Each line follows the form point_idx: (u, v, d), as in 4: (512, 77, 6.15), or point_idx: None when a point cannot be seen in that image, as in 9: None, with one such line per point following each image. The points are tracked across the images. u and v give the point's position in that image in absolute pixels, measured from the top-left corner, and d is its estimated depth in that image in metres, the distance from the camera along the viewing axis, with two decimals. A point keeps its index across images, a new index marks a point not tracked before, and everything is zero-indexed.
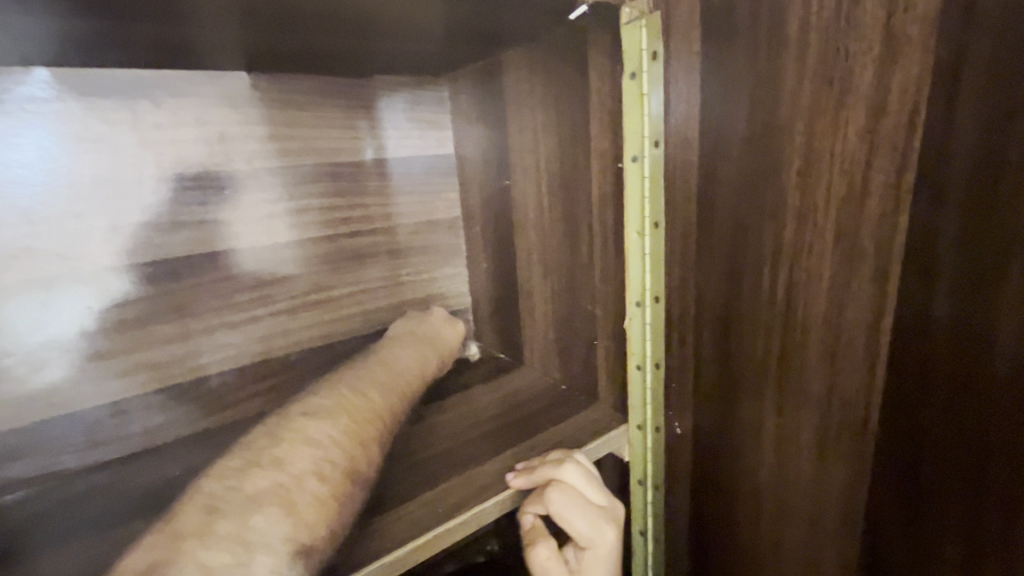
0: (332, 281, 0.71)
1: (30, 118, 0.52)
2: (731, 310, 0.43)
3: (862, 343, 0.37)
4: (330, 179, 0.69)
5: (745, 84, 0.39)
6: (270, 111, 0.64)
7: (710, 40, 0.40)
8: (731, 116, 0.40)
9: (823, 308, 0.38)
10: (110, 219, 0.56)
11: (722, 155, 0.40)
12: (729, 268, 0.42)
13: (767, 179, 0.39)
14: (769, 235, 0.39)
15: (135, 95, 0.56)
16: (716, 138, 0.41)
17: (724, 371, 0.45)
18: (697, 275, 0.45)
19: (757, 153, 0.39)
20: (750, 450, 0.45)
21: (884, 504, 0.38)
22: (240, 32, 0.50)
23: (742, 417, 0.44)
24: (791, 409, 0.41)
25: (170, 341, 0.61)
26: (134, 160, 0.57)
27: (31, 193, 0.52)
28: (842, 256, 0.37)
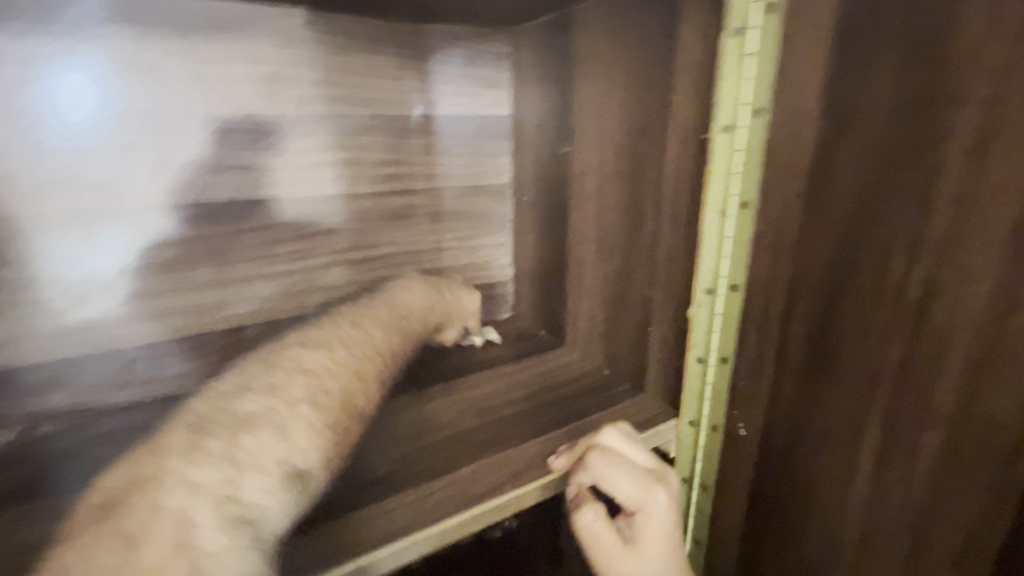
0: (374, 241, 0.67)
1: (83, 42, 0.49)
2: (837, 306, 0.38)
3: (1018, 354, 0.31)
4: (381, 133, 0.65)
5: (900, 52, 0.33)
6: (324, 54, 0.60)
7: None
8: (876, 88, 0.35)
9: (971, 308, 0.32)
10: (158, 155, 0.54)
11: (854, 128, 0.36)
12: (844, 258, 0.37)
13: (916, 159, 0.33)
14: (906, 223, 0.34)
15: (188, 26, 0.53)
16: (851, 111, 0.36)
17: (821, 372, 0.40)
18: (793, 267, 0.40)
19: (905, 132, 0.34)
20: (842, 456, 0.40)
21: (1020, 544, 0.32)
22: None
23: (837, 421, 0.40)
24: (907, 418, 0.36)
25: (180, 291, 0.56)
26: (185, 96, 0.54)
27: (80, 122, 0.50)
28: (1008, 248, 0.30)
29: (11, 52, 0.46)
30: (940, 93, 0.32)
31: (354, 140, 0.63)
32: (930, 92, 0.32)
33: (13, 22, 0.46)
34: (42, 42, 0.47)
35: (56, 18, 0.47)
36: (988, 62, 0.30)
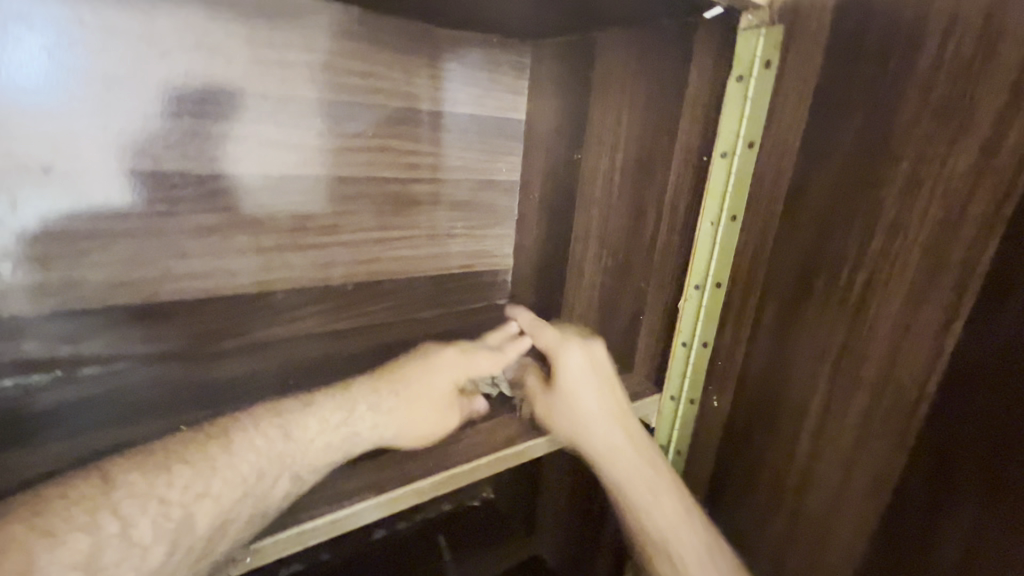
0: (395, 223, 0.74)
1: (159, 18, 0.54)
2: (795, 307, 0.47)
3: (923, 348, 0.40)
4: (411, 125, 0.72)
5: (860, 108, 0.41)
6: (369, 49, 0.66)
7: (830, 63, 0.43)
8: (839, 133, 0.43)
9: (891, 311, 0.41)
10: (213, 127, 0.59)
11: (818, 165, 0.44)
12: (805, 267, 0.46)
13: (861, 193, 0.42)
14: (850, 242, 0.43)
15: (255, 13, 0.58)
16: (817, 150, 0.44)
17: (778, 360, 0.49)
18: (766, 273, 0.49)
19: (855, 170, 0.42)
20: (788, 425, 0.49)
21: (912, 492, 0.41)
22: None
23: (786, 397, 0.49)
24: (839, 395, 0.45)
25: (187, 432, 0.43)
26: (244, 75, 0.59)
27: (148, 90, 0.55)
28: (923, 266, 0.39)
29: (92, 21, 0.51)
30: (886, 144, 0.40)
31: (387, 129, 0.69)
32: (880, 142, 0.41)
33: None
34: (122, 16, 0.52)
35: None
36: (923, 124, 0.38)
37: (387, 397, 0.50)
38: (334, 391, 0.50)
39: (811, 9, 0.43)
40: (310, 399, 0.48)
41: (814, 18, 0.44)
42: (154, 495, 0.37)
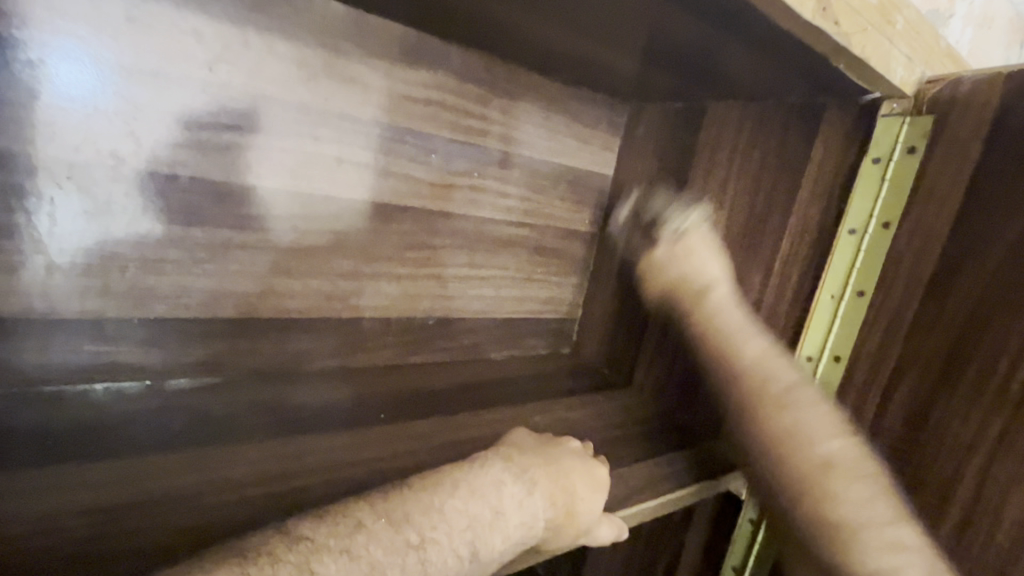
0: (484, 261, 0.75)
1: (312, 43, 0.56)
2: (937, 389, 0.50)
3: None
4: (512, 168, 0.74)
5: (1023, 211, 0.45)
6: (487, 93, 0.69)
7: (987, 159, 0.47)
8: (990, 232, 0.47)
9: None
10: (339, 152, 0.60)
11: (970, 256, 0.48)
12: (949, 353, 0.49)
13: (1018, 294, 0.45)
14: (1011, 336, 0.46)
15: (396, 49, 0.61)
16: (970, 244, 0.48)
17: (915, 440, 0.51)
18: (903, 351, 0.52)
19: (1013, 269, 0.46)
20: (924, 512, 0.51)
21: None
22: (530, 22, 0.53)
23: (926, 481, 0.51)
24: (990, 486, 0.47)
25: (389, 539, 0.37)
26: (375, 105, 0.61)
27: (292, 111, 0.56)
28: None
29: (254, 40, 0.53)
30: None
31: (488, 171, 0.72)
32: None
33: (264, 17, 0.53)
34: (281, 38, 0.54)
35: (297, 18, 0.55)
36: None
37: (561, 511, 0.45)
38: (517, 490, 0.44)
39: (962, 105, 0.48)
40: (499, 508, 0.43)
41: (969, 116, 0.48)
42: (310, 554, 0.34)
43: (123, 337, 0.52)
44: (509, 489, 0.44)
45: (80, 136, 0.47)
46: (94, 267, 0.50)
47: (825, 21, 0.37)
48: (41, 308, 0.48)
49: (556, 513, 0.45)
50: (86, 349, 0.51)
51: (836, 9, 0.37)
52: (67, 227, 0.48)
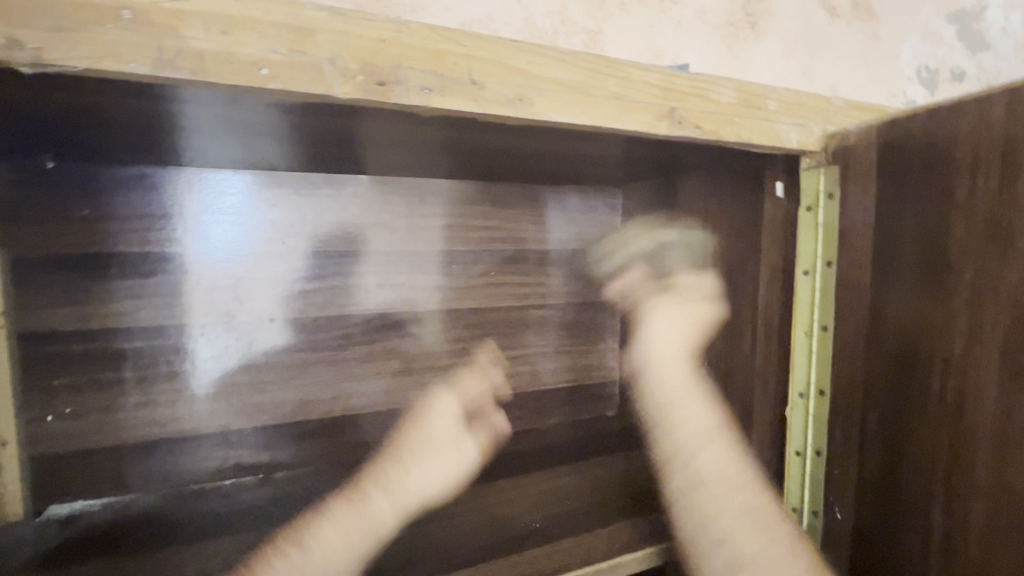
0: (513, 343, 0.86)
1: (352, 207, 0.75)
2: (897, 411, 0.49)
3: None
4: (523, 262, 0.86)
5: (914, 228, 0.47)
6: (491, 208, 0.84)
7: (882, 192, 0.50)
8: (900, 250, 0.49)
9: (990, 413, 0.42)
10: (379, 280, 0.78)
11: (890, 278, 0.50)
12: (895, 371, 0.49)
13: (931, 303, 0.46)
14: (936, 347, 0.46)
15: (414, 194, 0.79)
16: (887, 267, 0.50)
17: (891, 464, 0.50)
18: (864, 377, 0.53)
19: (921, 282, 0.47)
20: (913, 538, 0.49)
21: None
22: (486, 161, 0.67)
23: (909, 504, 0.49)
24: (957, 503, 0.45)
25: None
26: (405, 239, 0.79)
27: (344, 257, 0.76)
28: (1008, 370, 0.41)
29: (311, 216, 0.74)
30: (945, 259, 0.45)
31: (505, 269, 0.85)
32: (939, 256, 0.45)
33: (318, 199, 0.74)
34: (331, 209, 0.74)
35: (339, 193, 0.75)
36: (971, 242, 0.43)
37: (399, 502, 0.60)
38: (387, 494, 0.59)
39: (853, 151, 0.53)
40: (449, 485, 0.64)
41: (862, 159, 0.52)
42: None
43: (242, 443, 0.71)
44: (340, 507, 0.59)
45: (206, 306, 0.69)
46: (218, 395, 0.70)
47: (685, 129, 0.46)
48: (189, 428, 0.69)
49: (411, 503, 0.60)
50: (217, 455, 0.70)
51: (691, 118, 0.46)
52: (202, 369, 0.69)
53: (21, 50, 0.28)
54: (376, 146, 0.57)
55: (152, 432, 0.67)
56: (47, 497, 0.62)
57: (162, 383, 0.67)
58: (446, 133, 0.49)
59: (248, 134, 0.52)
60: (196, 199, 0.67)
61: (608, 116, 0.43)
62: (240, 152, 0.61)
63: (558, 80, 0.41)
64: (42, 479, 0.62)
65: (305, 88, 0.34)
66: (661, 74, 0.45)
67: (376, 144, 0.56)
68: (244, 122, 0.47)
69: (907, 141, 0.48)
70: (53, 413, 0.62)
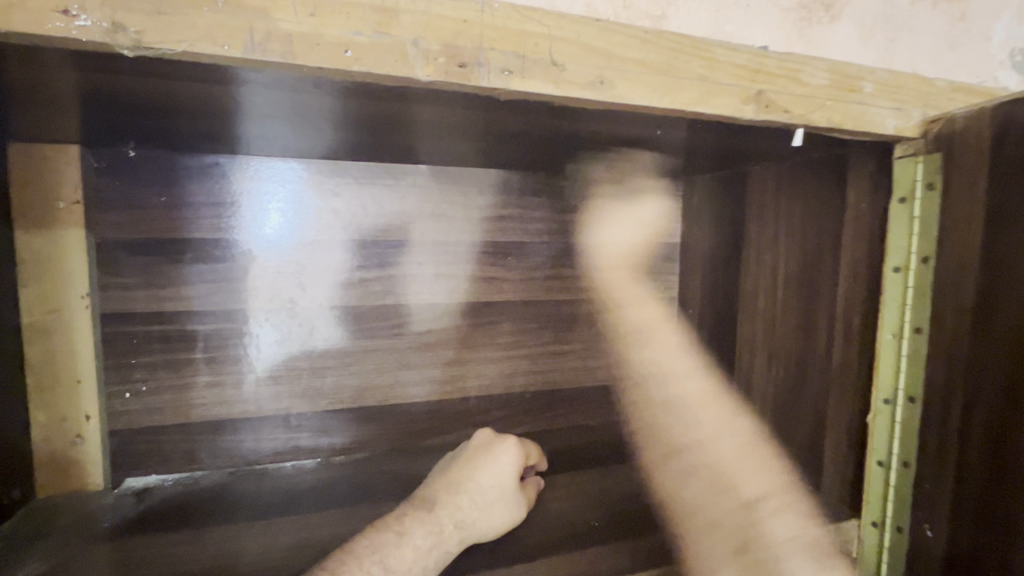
0: (566, 337, 0.85)
1: (410, 197, 0.76)
2: (1005, 425, 0.45)
3: None
4: (578, 256, 0.85)
5: None
6: (547, 200, 0.82)
7: (996, 180, 0.45)
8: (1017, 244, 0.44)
9: None
10: (435, 270, 0.78)
11: (1003, 278, 0.45)
12: (1006, 381, 0.45)
13: None
14: None
15: (470, 184, 0.78)
16: (999, 264, 0.45)
17: (998, 482, 0.46)
18: (967, 385, 0.48)
19: None
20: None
21: None
22: (546, 150, 0.66)
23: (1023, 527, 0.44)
24: None
25: None
26: (460, 229, 0.79)
27: (401, 247, 0.76)
28: None
29: (369, 205, 0.74)
30: None
31: (561, 262, 0.84)
32: None
33: (377, 189, 0.74)
34: (389, 199, 0.75)
35: (397, 183, 0.75)
36: None
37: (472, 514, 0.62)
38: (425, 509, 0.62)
39: (962, 136, 0.48)
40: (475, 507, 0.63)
41: (972, 144, 0.47)
42: None
43: (301, 427, 0.73)
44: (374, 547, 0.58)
45: (269, 291, 0.70)
46: (279, 379, 0.72)
47: (772, 113, 0.43)
48: (253, 410, 0.71)
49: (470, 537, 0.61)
50: (279, 437, 0.72)
51: (780, 101, 0.43)
52: (265, 354, 0.71)
53: (121, 33, 0.29)
54: (440, 134, 0.56)
55: (220, 412, 0.69)
56: (125, 469, 0.65)
57: (228, 366, 0.69)
58: (517, 119, 0.48)
59: (315, 120, 0.53)
60: (262, 186, 0.69)
61: (692, 99, 0.40)
62: (306, 140, 0.61)
63: (639, 61, 0.39)
64: (120, 452, 0.65)
65: (386, 70, 0.33)
66: (749, 54, 0.42)
67: (440, 131, 0.55)
68: (316, 108, 0.47)
69: (1021, 123, 0.44)
70: (130, 391, 0.65)
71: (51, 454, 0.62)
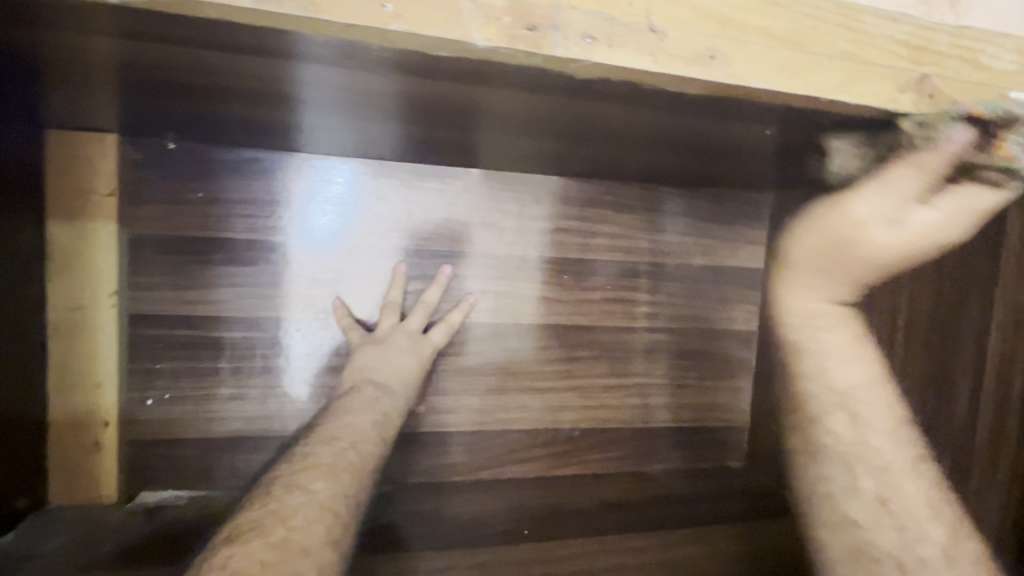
0: (626, 369, 0.75)
1: (459, 203, 0.68)
2: None
3: None
4: (644, 277, 0.74)
5: None
6: (612, 214, 0.73)
7: None
8: None
9: None
10: (483, 286, 0.70)
11: None
12: None
13: None
14: None
15: (527, 192, 0.70)
16: None
17: None
18: None
19: None
20: None
21: None
22: (617, 152, 0.57)
23: None
24: None
25: None
26: (512, 241, 0.70)
27: (447, 259, 0.69)
28: None
29: (416, 210, 0.67)
30: None
31: (624, 284, 0.74)
32: None
33: (425, 194, 0.67)
34: (438, 204, 0.68)
35: (448, 187, 0.68)
36: None
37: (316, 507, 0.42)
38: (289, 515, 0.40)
39: None
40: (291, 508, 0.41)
41: None
42: None
43: None
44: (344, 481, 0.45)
45: (304, 300, 0.65)
46: (306, 395, 0.65)
47: (939, 106, 0.32)
48: (278, 429, 0.65)
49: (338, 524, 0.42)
50: None
51: (952, 89, 0.32)
52: (295, 368, 0.65)
53: None
54: (492, 126, 0.48)
55: (242, 427, 0.64)
56: (139, 481, 0.61)
57: (256, 378, 0.64)
58: (590, 110, 0.40)
59: (356, 109, 0.46)
60: (304, 187, 0.64)
61: (833, 83, 0.31)
62: (352, 135, 0.55)
63: (764, 29, 0.29)
64: (136, 462, 0.61)
65: (435, 32, 0.26)
66: (913, 26, 0.32)
67: (491, 123, 0.48)
68: (355, 94, 0.40)
69: None
70: (152, 398, 0.61)
71: (64, 456, 0.59)
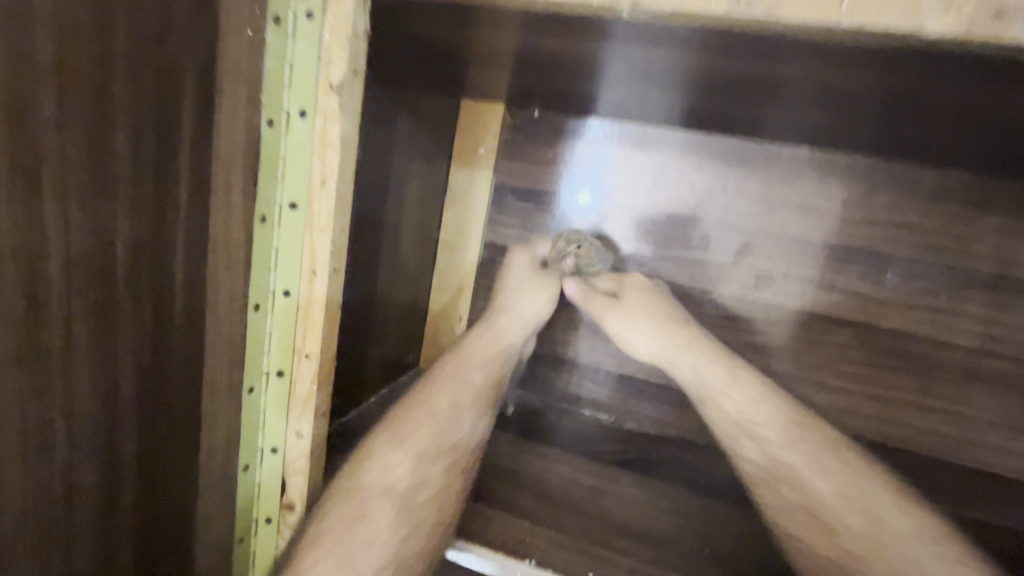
0: (939, 388, 0.65)
1: (776, 181, 0.68)
2: None
3: None
4: (991, 290, 0.63)
5: None
6: (961, 211, 0.63)
7: None
8: None
9: None
10: (784, 267, 0.69)
11: None
12: None
13: None
14: None
15: (858, 176, 0.66)
16: None
17: None
18: None
19: None
20: None
21: None
22: (1003, 140, 0.49)
23: None
24: None
25: None
26: (828, 225, 0.67)
27: (752, 234, 0.70)
28: None
29: (731, 184, 0.70)
30: None
31: (963, 293, 0.63)
32: None
33: (742, 169, 0.69)
34: (756, 180, 0.69)
35: (768, 164, 0.68)
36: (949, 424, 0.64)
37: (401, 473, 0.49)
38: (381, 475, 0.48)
39: None
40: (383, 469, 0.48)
41: None
42: None
43: None
44: (454, 396, 0.53)
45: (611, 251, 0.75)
46: None
47: None
48: None
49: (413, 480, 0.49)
50: None
51: None
52: None
53: None
54: (851, 106, 0.48)
55: None
56: None
57: None
58: (986, 91, 0.37)
59: (712, 89, 0.51)
60: (631, 154, 0.73)
61: None
62: (691, 110, 0.61)
63: None
64: None
65: (888, 21, 0.28)
66: None
67: (851, 103, 0.47)
68: (730, 74, 0.45)
69: None
70: None
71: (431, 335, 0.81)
